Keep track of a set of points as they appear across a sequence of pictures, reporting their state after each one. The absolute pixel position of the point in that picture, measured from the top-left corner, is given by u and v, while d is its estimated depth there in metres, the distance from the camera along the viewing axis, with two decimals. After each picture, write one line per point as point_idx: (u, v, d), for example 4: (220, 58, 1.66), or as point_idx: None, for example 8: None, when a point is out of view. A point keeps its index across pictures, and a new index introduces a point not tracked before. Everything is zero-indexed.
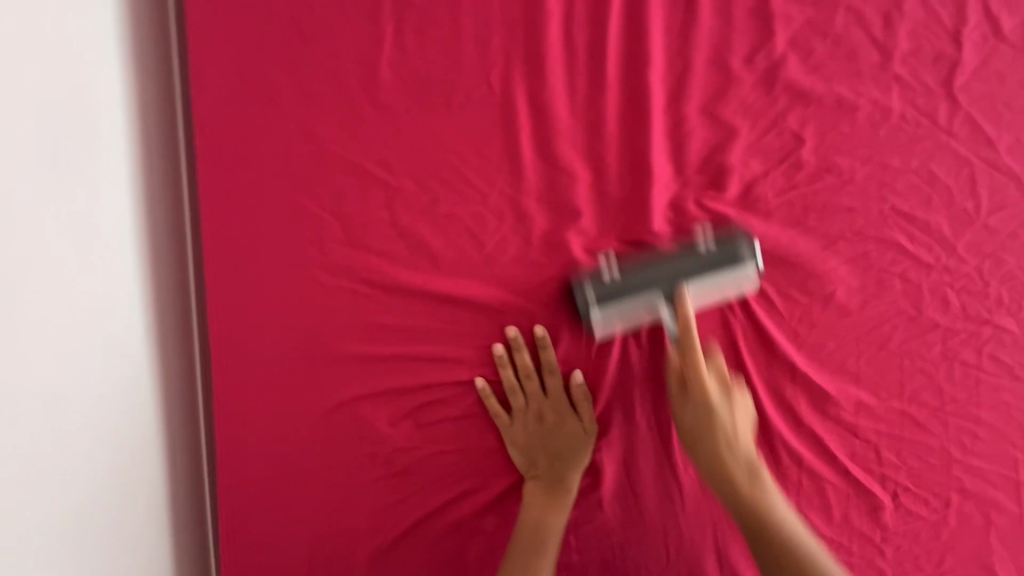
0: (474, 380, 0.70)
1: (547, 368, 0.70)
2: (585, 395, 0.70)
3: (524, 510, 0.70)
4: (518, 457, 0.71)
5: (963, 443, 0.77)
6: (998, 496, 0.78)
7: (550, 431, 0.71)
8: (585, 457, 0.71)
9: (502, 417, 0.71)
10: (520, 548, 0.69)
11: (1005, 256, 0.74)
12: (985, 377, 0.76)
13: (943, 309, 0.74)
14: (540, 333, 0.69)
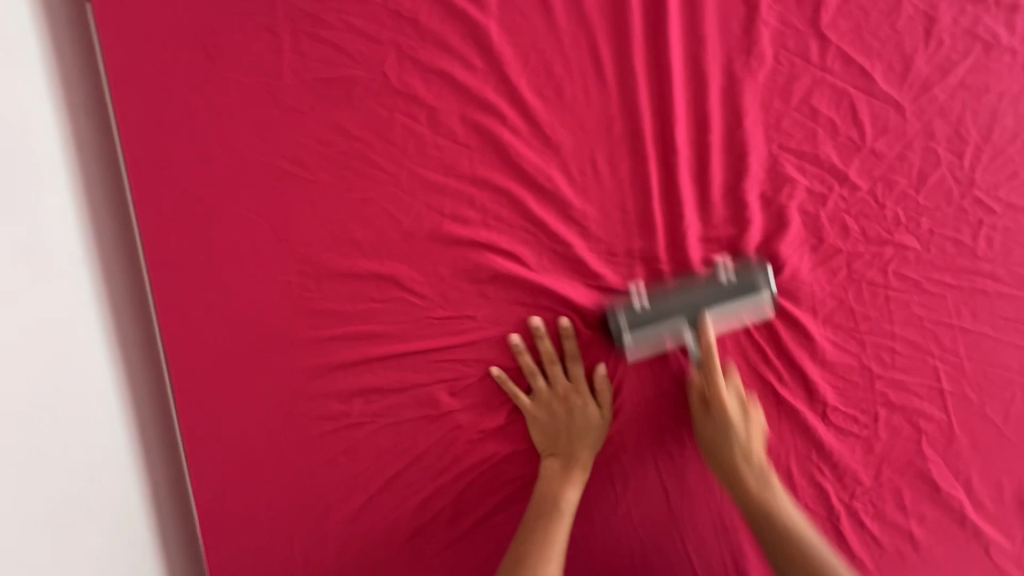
0: (490, 369, 0.78)
1: (570, 355, 0.77)
2: (605, 384, 0.78)
3: (541, 484, 0.77)
4: (538, 437, 0.78)
5: (883, 360, 0.81)
6: (923, 405, 0.82)
7: (569, 414, 0.77)
8: (598, 442, 0.78)
9: (524, 402, 0.78)
10: (536, 518, 0.75)
11: (896, 177, 0.78)
12: (894, 295, 0.80)
13: (844, 235, 0.78)
14: (563, 324, 0.76)
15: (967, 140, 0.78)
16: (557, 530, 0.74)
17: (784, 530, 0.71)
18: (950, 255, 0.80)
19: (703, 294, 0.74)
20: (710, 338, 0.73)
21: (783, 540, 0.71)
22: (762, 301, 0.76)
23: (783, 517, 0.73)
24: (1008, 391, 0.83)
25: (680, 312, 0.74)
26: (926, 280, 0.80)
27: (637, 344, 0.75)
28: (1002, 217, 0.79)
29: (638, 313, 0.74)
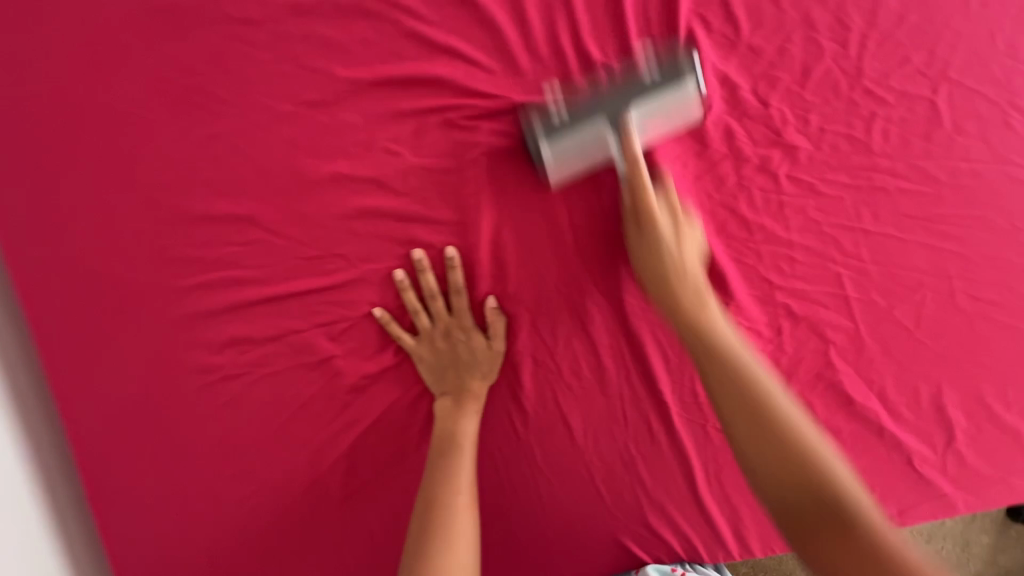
0: (373, 310, 0.74)
1: (454, 289, 0.75)
2: (495, 315, 0.76)
3: (439, 424, 0.76)
4: (428, 377, 0.76)
5: (782, 270, 0.78)
6: (828, 314, 0.79)
7: (456, 349, 0.76)
8: (490, 372, 0.78)
9: (407, 340, 0.75)
10: (439, 456, 0.74)
11: (779, 74, 0.74)
12: (789, 200, 0.76)
13: (728, 140, 0.74)
14: (448, 254, 0.73)
15: (851, 28, 0.73)
16: (463, 463, 0.74)
17: (893, 559, 0.51)
18: (844, 152, 0.75)
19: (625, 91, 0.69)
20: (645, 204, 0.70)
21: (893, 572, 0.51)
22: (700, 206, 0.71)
23: (888, 544, 0.53)
24: (919, 293, 0.79)
25: (600, 111, 0.69)
26: (822, 182, 0.76)
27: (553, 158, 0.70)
28: (896, 107, 0.75)
29: (556, 123, 0.69)
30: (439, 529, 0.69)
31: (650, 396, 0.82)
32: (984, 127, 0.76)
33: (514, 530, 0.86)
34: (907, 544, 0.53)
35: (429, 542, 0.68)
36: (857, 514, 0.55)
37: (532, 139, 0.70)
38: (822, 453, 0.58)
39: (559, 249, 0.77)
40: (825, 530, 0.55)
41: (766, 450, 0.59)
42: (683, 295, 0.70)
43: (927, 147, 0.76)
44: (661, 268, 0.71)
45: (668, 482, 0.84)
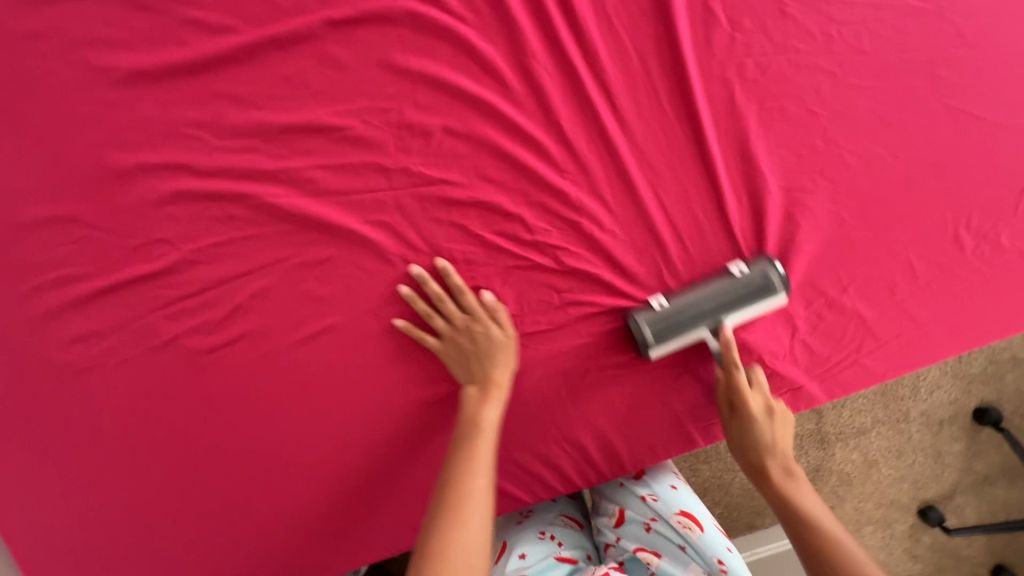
0: (393, 322, 0.81)
1: (456, 291, 0.80)
2: (499, 309, 0.81)
3: (462, 413, 0.78)
4: (455, 372, 0.80)
5: (595, 188, 0.81)
6: (648, 224, 0.81)
7: (471, 342, 0.79)
8: (512, 359, 0.80)
9: (430, 342, 0.80)
10: (456, 445, 0.76)
11: (553, 3, 0.76)
12: (590, 120, 0.79)
13: (520, 72, 0.78)
14: (443, 265, 0.80)
15: None
16: (479, 445, 0.75)
17: (829, 551, 0.69)
18: (631, 66, 0.78)
19: (722, 299, 0.79)
20: (729, 339, 0.80)
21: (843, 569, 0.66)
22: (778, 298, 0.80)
23: (830, 538, 0.70)
24: (733, 191, 0.81)
25: (701, 321, 0.80)
26: (614, 100, 0.79)
27: (664, 346, 0.80)
28: (673, 15, 0.77)
29: (662, 319, 0.79)
30: (450, 511, 0.70)
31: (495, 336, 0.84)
32: (763, 21, 0.78)
33: (381, 488, 0.86)
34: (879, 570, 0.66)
35: (448, 523, 0.68)
36: (808, 520, 0.73)
37: (641, 336, 0.80)
38: (796, 484, 0.78)
39: (372, 202, 0.79)
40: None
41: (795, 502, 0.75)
42: (750, 417, 0.79)
43: (713, 48, 0.78)
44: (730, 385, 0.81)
45: (530, 415, 0.86)
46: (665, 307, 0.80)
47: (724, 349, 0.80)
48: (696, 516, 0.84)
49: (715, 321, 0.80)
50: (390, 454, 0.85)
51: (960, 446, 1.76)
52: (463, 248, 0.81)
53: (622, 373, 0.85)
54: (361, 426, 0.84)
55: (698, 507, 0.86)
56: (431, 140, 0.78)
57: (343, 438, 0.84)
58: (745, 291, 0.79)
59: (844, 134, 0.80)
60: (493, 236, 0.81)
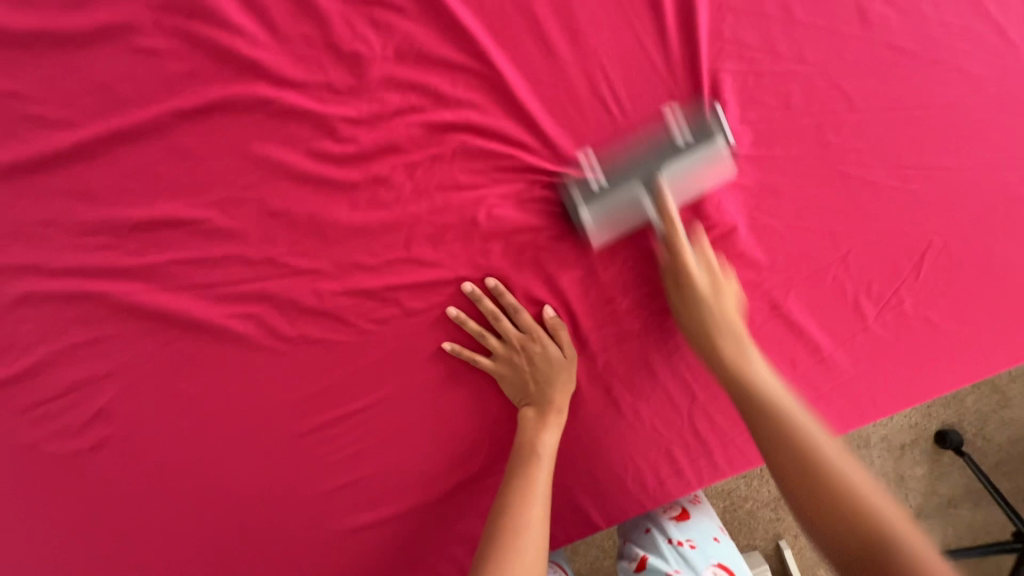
0: (442, 345, 0.78)
1: (512, 309, 0.76)
2: (557, 324, 0.77)
3: (521, 435, 0.76)
4: (511, 394, 0.77)
5: (478, 268, 0.76)
6: (536, 299, 0.78)
7: (534, 361, 0.76)
8: (570, 381, 0.77)
9: (482, 361, 0.77)
10: (515, 468, 0.73)
11: (418, 79, 0.72)
12: (466, 197, 0.75)
13: (388, 154, 0.73)
14: (493, 283, 0.75)
15: (481, 19, 0.72)
16: (537, 471, 0.72)
17: (862, 513, 0.52)
18: (511, 139, 0.74)
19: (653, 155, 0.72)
20: (669, 208, 0.71)
21: (869, 530, 0.51)
22: (720, 160, 0.72)
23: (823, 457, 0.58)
24: (622, 262, 0.79)
25: None
26: (492, 176, 0.75)
27: (602, 230, 0.74)
28: (548, 85, 0.74)
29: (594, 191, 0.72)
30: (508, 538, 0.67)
31: (379, 425, 0.79)
32: (642, 90, 0.75)
33: None
34: (922, 544, 0.49)
35: (501, 551, 0.66)
36: (852, 508, 0.53)
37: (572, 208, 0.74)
38: (800, 422, 0.62)
39: (239, 291, 0.74)
40: (853, 544, 0.51)
41: (791, 463, 0.59)
42: (689, 307, 0.73)
43: (591, 120, 0.75)
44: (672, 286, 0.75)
45: (423, 506, 0.81)
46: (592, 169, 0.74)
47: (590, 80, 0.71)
48: (731, 568, 0.84)
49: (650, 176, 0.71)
50: (273, 555, 0.80)
51: (924, 468, 1.71)
52: (340, 335, 0.77)
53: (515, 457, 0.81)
54: (242, 525, 0.79)
55: (735, 562, 0.85)
56: (297, 226, 0.74)
57: (222, 540, 0.79)
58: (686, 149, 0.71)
59: (734, 204, 0.77)
60: (371, 321, 0.77)
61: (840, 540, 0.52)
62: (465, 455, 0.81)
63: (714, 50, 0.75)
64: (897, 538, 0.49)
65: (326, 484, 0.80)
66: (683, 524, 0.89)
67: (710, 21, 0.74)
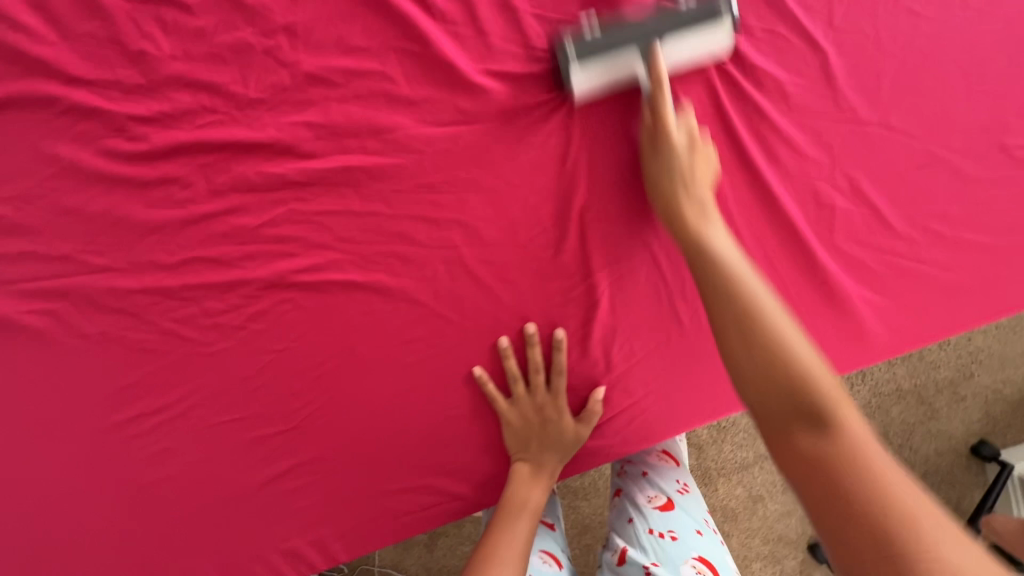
0: (473, 368, 0.80)
1: (556, 369, 0.79)
2: (595, 407, 0.79)
3: (512, 487, 0.78)
4: (512, 444, 0.80)
5: (277, 269, 0.76)
6: (339, 301, 0.78)
7: (545, 425, 0.79)
8: (572, 454, 0.81)
9: (501, 403, 0.80)
10: (501, 513, 0.76)
11: (209, 79, 0.72)
12: (262, 196, 0.75)
13: (181, 153, 0.73)
14: (557, 336, 0.78)
15: (269, 16, 0.71)
16: (521, 527, 0.75)
17: (854, 463, 0.50)
18: (307, 140, 0.74)
19: (650, 23, 0.70)
20: (661, 71, 0.70)
21: (888, 522, 0.46)
22: (720, 35, 0.72)
23: (877, 479, 0.48)
24: (429, 266, 0.78)
25: None
26: (289, 176, 0.74)
27: (588, 72, 0.71)
28: (344, 86, 0.73)
29: (589, 44, 0.71)
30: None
31: (181, 423, 0.79)
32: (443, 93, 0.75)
33: None
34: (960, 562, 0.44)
35: None
36: (806, 386, 0.55)
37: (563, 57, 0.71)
38: (787, 340, 0.58)
39: (37, 286, 0.75)
40: (853, 540, 0.47)
41: (769, 405, 0.56)
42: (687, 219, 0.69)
43: (386, 119, 0.74)
44: (665, 180, 0.71)
45: (228, 507, 0.80)
46: (591, 24, 0.72)
47: (653, 78, 0.70)
48: (713, 564, 0.84)
49: (648, 44, 0.70)
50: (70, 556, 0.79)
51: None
52: (140, 332, 0.77)
53: (321, 461, 0.81)
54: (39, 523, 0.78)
55: (719, 557, 0.86)
56: (94, 222, 0.74)
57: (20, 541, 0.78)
58: (687, 15, 0.70)
59: (537, 208, 0.77)
60: (172, 319, 0.77)
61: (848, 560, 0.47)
62: (269, 456, 0.80)
63: (516, 47, 0.74)
64: (921, 549, 0.44)
65: (131, 485, 0.79)
66: (666, 515, 0.89)
67: (510, 20, 0.74)
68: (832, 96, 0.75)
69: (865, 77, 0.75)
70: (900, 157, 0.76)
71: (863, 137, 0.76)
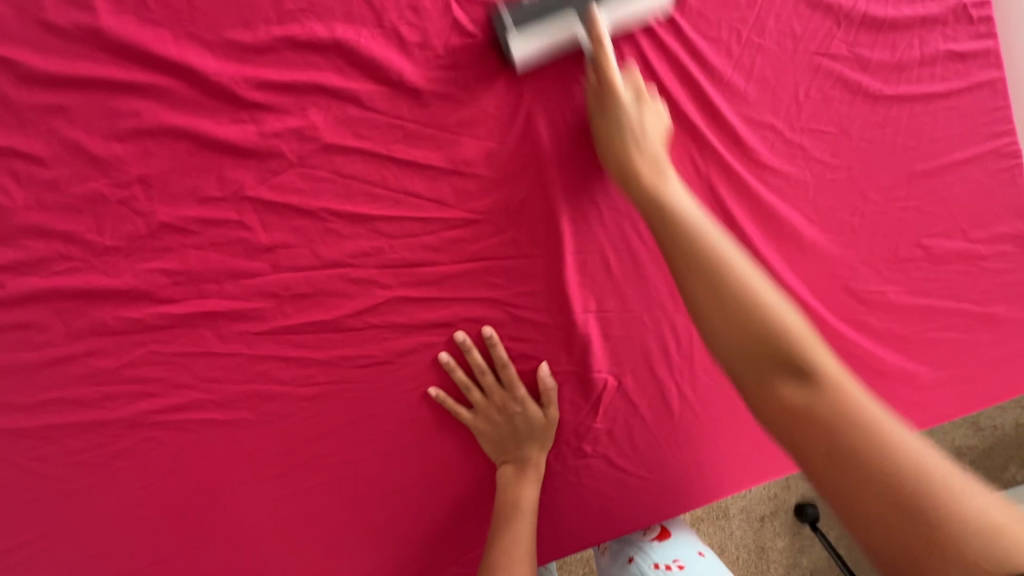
0: (428, 390, 0.79)
1: (500, 364, 0.78)
2: (549, 386, 0.78)
3: (503, 491, 0.78)
4: (490, 450, 0.79)
5: (136, 408, 0.77)
6: (201, 438, 0.78)
7: (511, 424, 0.79)
8: (552, 440, 0.80)
9: (465, 415, 0.79)
10: (499, 521, 0.77)
11: (64, 228, 0.72)
12: (119, 338, 0.75)
13: (35, 299, 0.73)
14: (487, 334, 0.77)
15: (123, 168, 0.72)
16: (523, 526, 0.76)
17: (867, 446, 0.47)
18: (165, 285, 0.74)
19: None
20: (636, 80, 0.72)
21: (908, 488, 0.45)
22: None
23: (907, 452, 0.46)
24: (292, 403, 0.78)
25: None
26: (146, 320, 0.75)
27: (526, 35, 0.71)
28: (201, 233, 0.74)
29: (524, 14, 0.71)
30: None
31: (38, 560, 0.78)
32: (300, 237, 0.75)
33: None
34: (987, 507, 0.43)
35: None
36: (854, 433, 0.47)
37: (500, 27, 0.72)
38: (841, 388, 0.50)
39: None
40: (891, 517, 0.45)
41: (805, 432, 0.49)
42: (691, 268, 0.60)
43: (243, 266, 0.75)
44: (666, 224, 0.64)
45: None
46: None
47: (597, 44, 0.69)
48: None
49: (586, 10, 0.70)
50: None
51: (785, 541, 1.72)
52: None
53: None
54: None
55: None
56: None
57: None
58: None
59: (399, 345, 0.78)
60: (29, 456, 0.77)
61: (874, 544, 0.46)
62: None
63: (375, 194, 0.75)
64: (937, 497, 0.44)
65: None
66: (666, 545, 0.90)
67: (367, 168, 0.74)
68: None
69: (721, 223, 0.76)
70: None
71: None
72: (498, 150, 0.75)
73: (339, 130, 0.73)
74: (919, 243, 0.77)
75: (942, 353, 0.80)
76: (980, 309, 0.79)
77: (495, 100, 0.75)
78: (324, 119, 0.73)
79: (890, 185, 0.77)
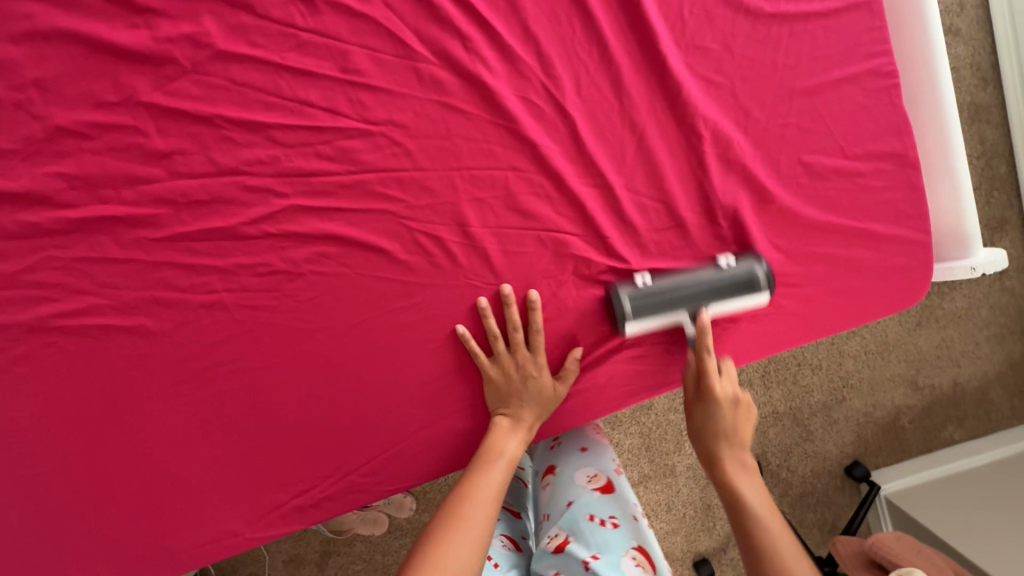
0: (455, 328, 0.83)
1: (534, 327, 0.82)
2: (573, 365, 0.83)
3: (490, 438, 0.81)
4: (492, 399, 0.83)
5: (36, 312, 0.78)
6: (101, 345, 0.79)
7: (521, 382, 0.82)
8: (550, 411, 0.84)
9: (482, 359, 0.82)
10: (476, 464, 0.79)
11: None
12: (18, 242, 0.77)
13: None
14: (533, 297, 0.81)
15: (17, 70, 0.73)
16: (496, 474, 0.77)
17: (741, 470, 0.76)
18: (63, 190, 0.76)
19: (702, 285, 0.80)
20: (705, 326, 0.80)
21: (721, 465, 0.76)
22: (760, 296, 0.80)
23: (760, 522, 0.71)
24: (192, 311, 0.80)
25: None
26: (45, 224, 0.76)
27: (641, 323, 0.81)
28: (100, 139, 0.75)
29: (642, 303, 0.80)
30: (455, 515, 0.72)
31: None
32: (197, 144, 0.77)
33: None
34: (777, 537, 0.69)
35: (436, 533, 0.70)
36: (749, 517, 0.71)
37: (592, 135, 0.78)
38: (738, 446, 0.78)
39: None
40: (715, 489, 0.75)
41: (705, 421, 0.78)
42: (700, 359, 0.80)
43: (141, 172, 0.76)
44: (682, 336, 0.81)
45: None
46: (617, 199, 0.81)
47: (699, 334, 0.80)
48: (650, 555, 0.84)
49: (693, 304, 0.80)
50: None
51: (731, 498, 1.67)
52: None
53: (80, 504, 0.81)
54: None
55: (653, 546, 0.86)
56: None
57: None
58: (730, 286, 0.79)
59: (298, 255, 0.80)
60: None
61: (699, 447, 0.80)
62: (23, 499, 0.80)
63: (271, 104, 0.77)
64: (748, 499, 0.73)
65: None
66: (605, 500, 0.90)
67: (263, 77, 0.76)
68: (583, 155, 0.81)
69: (609, 140, 0.81)
70: (640, 215, 0.82)
71: (608, 194, 0.82)
72: (391, 60, 0.77)
73: (235, 39, 0.75)
74: (801, 159, 0.80)
75: (823, 269, 0.83)
76: (856, 226, 0.82)
77: (387, 10, 0.76)
78: (218, 27, 0.75)
79: (771, 102, 0.80)
